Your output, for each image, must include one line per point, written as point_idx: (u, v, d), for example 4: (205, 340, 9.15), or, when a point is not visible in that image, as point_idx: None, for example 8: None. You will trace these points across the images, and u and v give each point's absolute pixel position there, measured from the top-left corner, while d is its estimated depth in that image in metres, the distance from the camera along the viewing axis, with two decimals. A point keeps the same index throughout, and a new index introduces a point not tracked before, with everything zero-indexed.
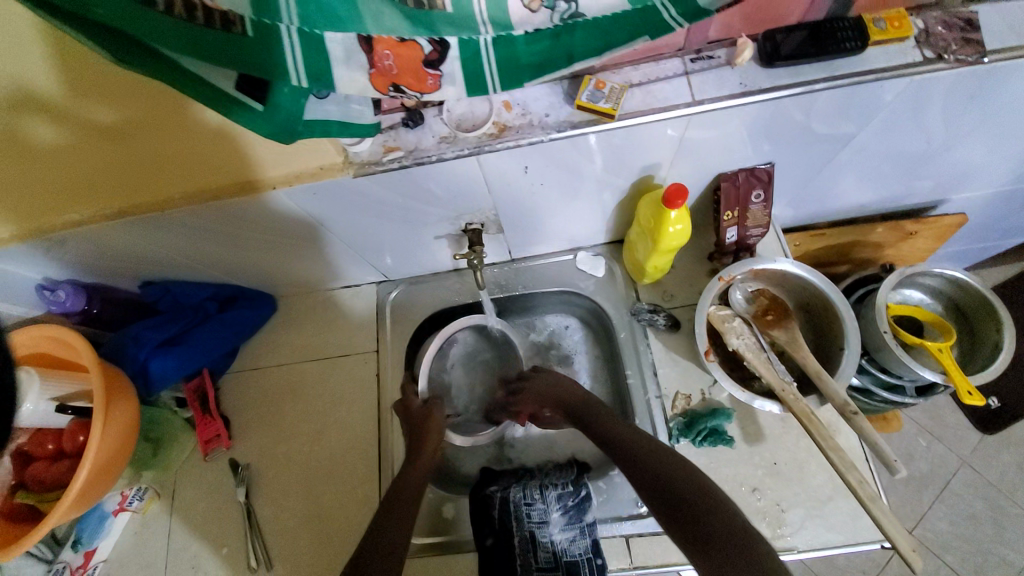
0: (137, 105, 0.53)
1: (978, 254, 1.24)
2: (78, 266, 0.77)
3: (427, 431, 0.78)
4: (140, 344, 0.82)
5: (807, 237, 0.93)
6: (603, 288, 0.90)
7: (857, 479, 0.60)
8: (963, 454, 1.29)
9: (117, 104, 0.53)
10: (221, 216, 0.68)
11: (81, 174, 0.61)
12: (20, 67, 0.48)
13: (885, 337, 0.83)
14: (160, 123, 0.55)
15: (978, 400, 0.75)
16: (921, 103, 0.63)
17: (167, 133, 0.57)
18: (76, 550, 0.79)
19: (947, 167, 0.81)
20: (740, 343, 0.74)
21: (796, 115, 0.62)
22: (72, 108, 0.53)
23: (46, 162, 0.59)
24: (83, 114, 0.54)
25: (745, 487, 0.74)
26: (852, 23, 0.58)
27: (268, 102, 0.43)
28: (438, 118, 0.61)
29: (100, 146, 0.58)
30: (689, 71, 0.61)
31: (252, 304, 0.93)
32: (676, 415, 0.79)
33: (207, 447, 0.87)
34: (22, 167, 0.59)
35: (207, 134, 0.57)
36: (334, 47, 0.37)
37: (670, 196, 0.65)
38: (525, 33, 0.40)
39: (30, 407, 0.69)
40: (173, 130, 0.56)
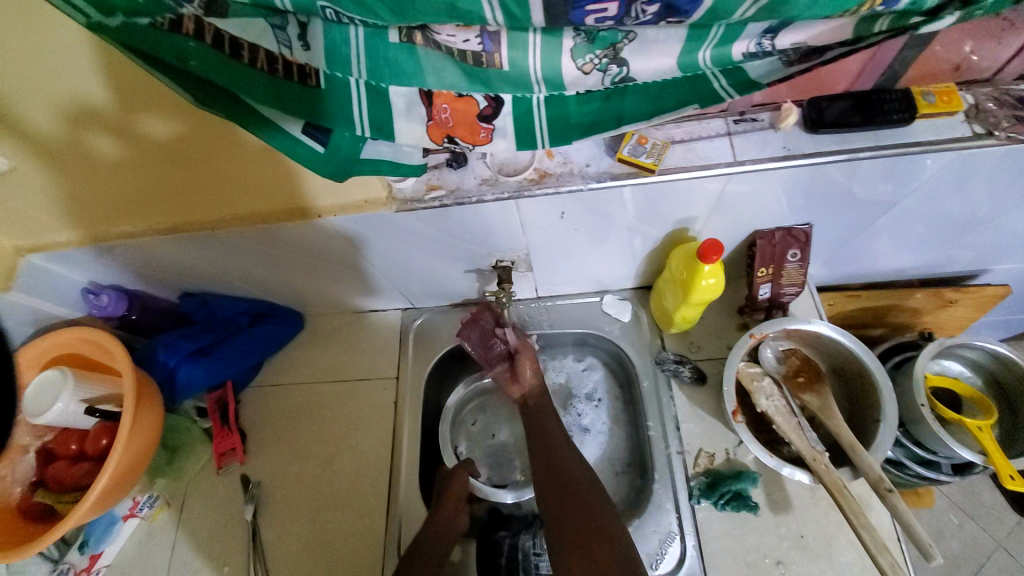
0: (190, 125, 0.55)
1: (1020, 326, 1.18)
2: (125, 273, 0.81)
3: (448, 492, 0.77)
4: (171, 352, 0.85)
5: (843, 297, 0.91)
6: (628, 333, 0.89)
7: (889, 561, 0.57)
8: (998, 536, 1.19)
9: (170, 122, 0.55)
10: (267, 237, 0.71)
11: (138, 188, 0.65)
12: (80, 86, 0.51)
13: (922, 410, 0.79)
14: (210, 142, 0.57)
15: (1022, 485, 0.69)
16: (968, 174, 0.62)
17: (219, 154, 0.59)
18: (82, 552, 0.80)
19: (993, 238, 0.79)
20: (769, 405, 0.72)
21: (838, 179, 0.62)
22: (129, 125, 0.55)
23: (108, 173, 0.62)
24: (139, 130, 0.56)
25: (768, 559, 0.70)
26: (900, 95, 0.58)
27: (328, 144, 0.46)
28: (481, 161, 0.63)
29: (158, 163, 0.61)
30: (732, 131, 0.61)
31: (281, 321, 0.95)
32: (698, 474, 0.76)
33: (221, 460, 0.88)
34: (86, 176, 0.62)
35: (258, 157, 0.60)
36: (396, 99, 0.40)
37: (704, 250, 0.65)
38: (576, 95, 0.42)
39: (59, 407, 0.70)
40: (226, 152, 0.59)
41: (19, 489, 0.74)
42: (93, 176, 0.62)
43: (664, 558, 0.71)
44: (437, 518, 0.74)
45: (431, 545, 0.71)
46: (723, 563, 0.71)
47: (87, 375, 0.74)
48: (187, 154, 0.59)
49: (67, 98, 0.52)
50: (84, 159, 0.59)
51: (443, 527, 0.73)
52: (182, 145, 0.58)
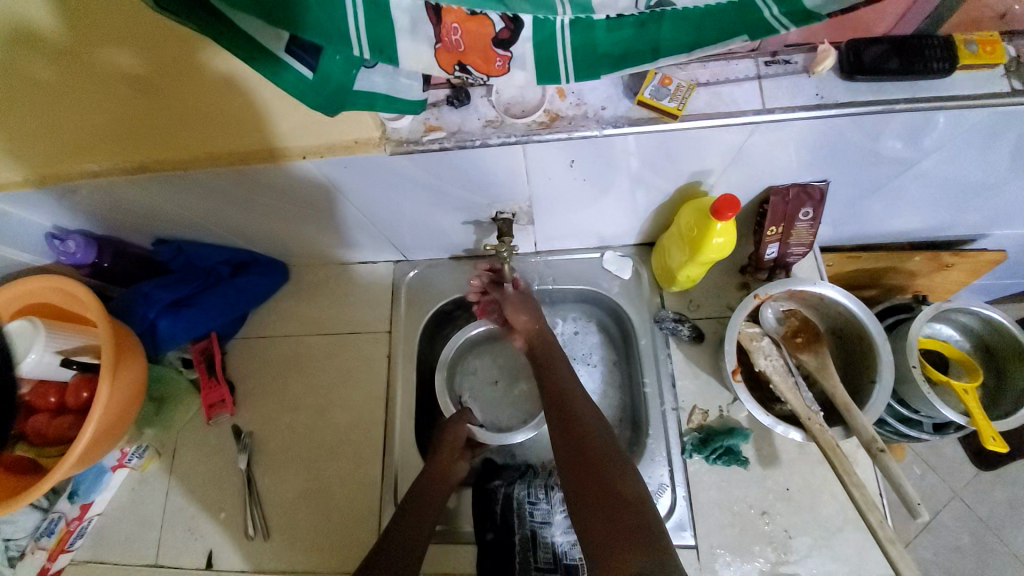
0: (151, 41, 0.51)
1: (1005, 290, 1.21)
2: (90, 218, 0.74)
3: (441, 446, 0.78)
4: (149, 303, 0.81)
5: (844, 258, 0.89)
6: (628, 290, 0.87)
7: (877, 518, 0.58)
8: (956, 486, 1.28)
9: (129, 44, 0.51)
10: (242, 177, 0.64)
11: (93, 128, 0.59)
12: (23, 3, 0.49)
13: (913, 371, 0.80)
14: (176, 68, 0.53)
15: (1001, 447, 0.72)
16: (997, 133, 0.59)
17: (176, 80, 0.54)
18: (74, 502, 0.78)
19: (1004, 202, 0.77)
20: (768, 364, 0.72)
21: (864, 134, 0.58)
22: (86, 44, 0.51)
23: (61, 111, 0.57)
24: (95, 54, 0.52)
25: (754, 510, 0.73)
26: (941, 41, 0.53)
27: (318, 70, 0.40)
28: (485, 99, 0.57)
29: (110, 94, 0.56)
30: (761, 75, 0.56)
31: (266, 271, 0.90)
32: (691, 430, 0.77)
33: (210, 412, 0.86)
34: (37, 113, 0.57)
35: (219, 84, 0.54)
36: (400, 16, 0.34)
37: (719, 205, 0.61)
38: (608, 19, 0.36)
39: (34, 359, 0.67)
40: (184, 78, 0.54)
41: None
42: (45, 108, 0.57)
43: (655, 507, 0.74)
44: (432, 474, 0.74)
45: (429, 498, 0.72)
46: (710, 513, 0.73)
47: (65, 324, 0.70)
48: (152, 84, 0.54)
49: (16, 22, 0.50)
50: (37, 93, 0.55)
51: (437, 484, 0.74)
52: (146, 71, 0.53)
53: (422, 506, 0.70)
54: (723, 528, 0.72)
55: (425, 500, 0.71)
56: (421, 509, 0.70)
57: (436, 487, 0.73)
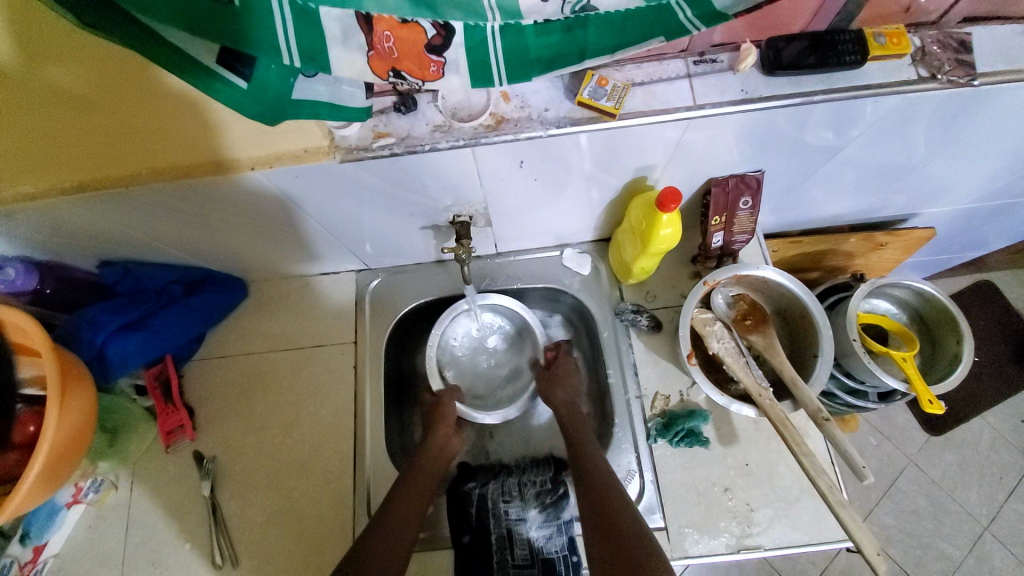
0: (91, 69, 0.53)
1: (937, 266, 1.30)
2: (25, 244, 0.70)
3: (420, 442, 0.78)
4: (96, 328, 0.77)
5: (787, 243, 0.95)
6: (588, 285, 0.89)
7: (827, 484, 0.62)
8: (909, 452, 1.37)
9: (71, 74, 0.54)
10: (191, 194, 0.62)
11: (36, 150, 0.58)
12: None
13: (854, 345, 0.86)
14: (115, 91, 0.55)
15: (937, 409, 0.78)
16: (908, 118, 0.64)
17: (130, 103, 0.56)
18: (25, 545, 0.73)
19: (923, 183, 0.84)
20: (720, 347, 0.76)
21: (789, 125, 0.63)
22: (28, 74, 0.54)
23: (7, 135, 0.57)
24: (35, 83, 0.55)
25: (718, 487, 0.76)
26: (854, 36, 0.58)
27: (252, 79, 0.40)
28: (432, 105, 0.59)
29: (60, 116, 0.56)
30: (691, 73, 0.60)
31: (223, 289, 0.88)
32: (655, 415, 0.80)
33: (168, 439, 0.82)
34: None
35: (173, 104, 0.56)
36: (330, 24, 0.34)
37: (664, 198, 0.65)
38: (535, 24, 0.38)
39: None
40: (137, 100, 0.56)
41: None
42: None
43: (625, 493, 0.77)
44: (410, 482, 0.73)
45: (410, 502, 0.70)
46: (678, 494, 0.76)
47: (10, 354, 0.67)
48: (101, 104, 0.56)
49: None
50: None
51: (416, 489, 0.72)
52: (94, 93, 0.55)
53: (402, 506, 0.69)
54: (691, 508, 0.75)
55: (407, 500, 0.70)
56: (405, 509, 0.69)
57: (417, 493, 0.72)
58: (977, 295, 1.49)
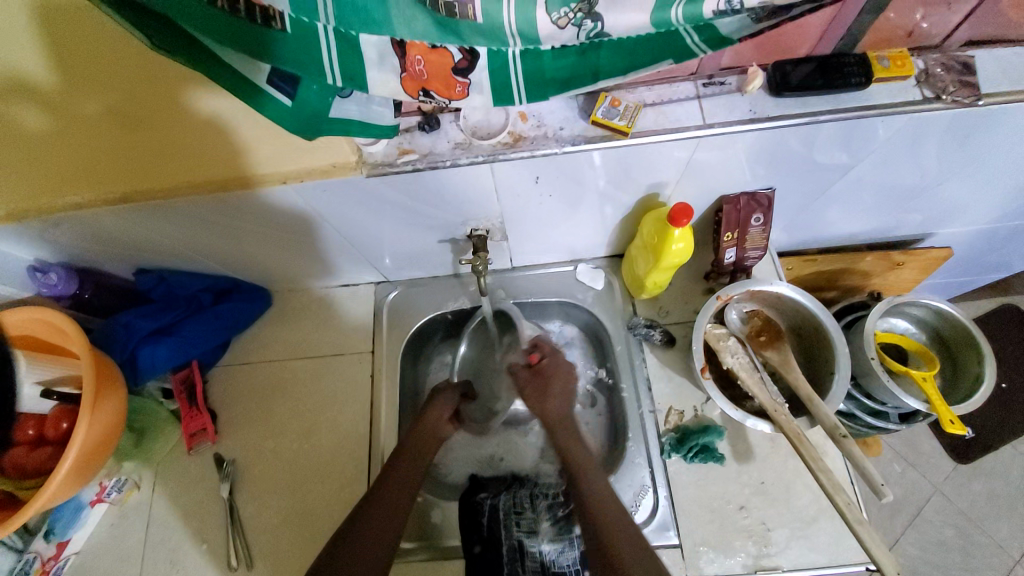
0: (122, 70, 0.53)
1: (958, 288, 1.29)
2: (74, 250, 0.75)
3: (421, 447, 0.78)
4: (129, 333, 0.81)
5: (800, 262, 0.95)
6: (601, 300, 0.91)
7: (844, 501, 0.61)
8: (936, 482, 1.32)
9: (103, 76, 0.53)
10: (222, 206, 0.67)
11: (76, 163, 0.62)
12: (15, 55, 0.51)
13: (872, 363, 0.85)
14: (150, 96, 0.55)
15: (960, 430, 0.76)
16: (918, 138, 0.65)
17: (158, 120, 0.58)
18: (49, 541, 0.75)
19: (936, 203, 0.84)
20: (735, 361, 0.76)
21: (798, 144, 0.64)
22: (53, 96, 0.55)
23: (43, 152, 0.61)
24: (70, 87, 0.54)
25: (733, 505, 0.75)
26: (858, 59, 0.60)
27: (297, 98, 0.44)
28: (454, 124, 0.62)
29: (92, 133, 0.59)
30: (700, 95, 0.62)
31: (248, 298, 0.92)
32: (668, 430, 0.80)
33: (191, 441, 0.85)
34: (20, 151, 0.60)
35: (198, 123, 0.58)
36: (368, 49, 0.38)
37: (675, 213, 0.67)
38: (552, 49, 0.41)
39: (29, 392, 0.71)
40: (166, 118, 0.58)
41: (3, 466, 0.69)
42: (27, 153, 0.61)
43: (638, 509, 0.76)
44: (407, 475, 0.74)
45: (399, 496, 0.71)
46: (691, 511, 0.75)
47: (47, 355, 0.71)
48: (130, 120, 0.58)
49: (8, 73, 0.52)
50: (19, 131, 0.58)
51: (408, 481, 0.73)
52: (123, 109, 0.57)
53: (397, 503, 0.71)
54: (705, 525, 0.74)
55: (399, 498, 0.71)
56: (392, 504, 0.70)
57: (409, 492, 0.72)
58: (1003, 318, 1.46)
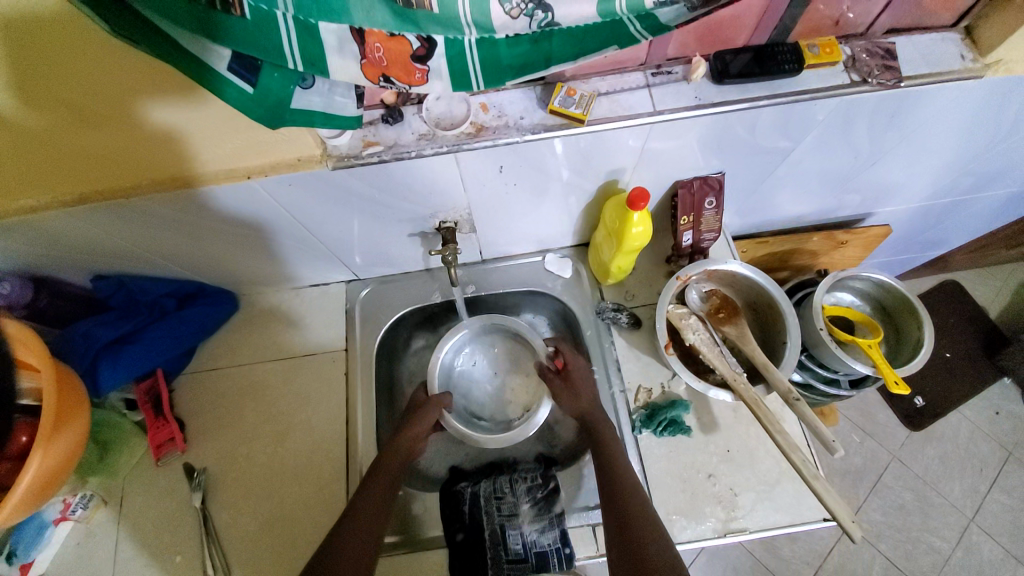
0: (82, 76, 0.49)
1: (900, 265, 1.38)
2: (21, 259, 0.72)
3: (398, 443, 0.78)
4: (89, 342, 0.78)
5: (754, 244, 1.01)
6: (570, 288, 0.94)
7: (800, 458, 0.66)
8: (892, 448, 1.41)
9: (61, 83, 0.50)
10: (186, 205, 0.66)
11: (30, 170, 0.59)
12: None
13: (822, 334, 0.91)
14: (111, 99, 0.52)
15: (904, 390, 0.83)
16: (849, 120, 0.71)
17: (120, 127, 0.56)
18: (11, 563, 0.74)
19: (872, 182, 0.91)
20: (696, 338, 0.81)
21: (744, 128, 0.69)
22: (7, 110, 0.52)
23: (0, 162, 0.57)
24: (25, 101, 0.51)
25: (702, 474, 0.79)
26: (790, 48, 0.65)
27: (258, 85, 0.44)
28: (417, 116, 0.64)
29: (44, 140, 0.56)
30: (650, 83, 0.66)
31: (213, 302, 0.90)
32: (638, 408, 0.83)
33: (159, 452, 0.83)
34: None
35: (164, 127, 0.57)
36: (327, 37, 0.39)
37: (633, 198, 0.70)
38: (506, 37, 0.44)
39: None
40: (128, 124, 0.56)
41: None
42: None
43: None
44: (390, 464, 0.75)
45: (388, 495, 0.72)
46: (664, 483, 0.79)
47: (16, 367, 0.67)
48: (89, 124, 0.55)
49: None
50: None
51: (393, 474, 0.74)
52: (78, 118, 0.54)
53: (371, 495, 0.72)
54: (677, 496, 0.78)
55: (374, 490, 0.72)
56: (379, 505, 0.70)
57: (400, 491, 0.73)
58: (943, 293, 1.58)
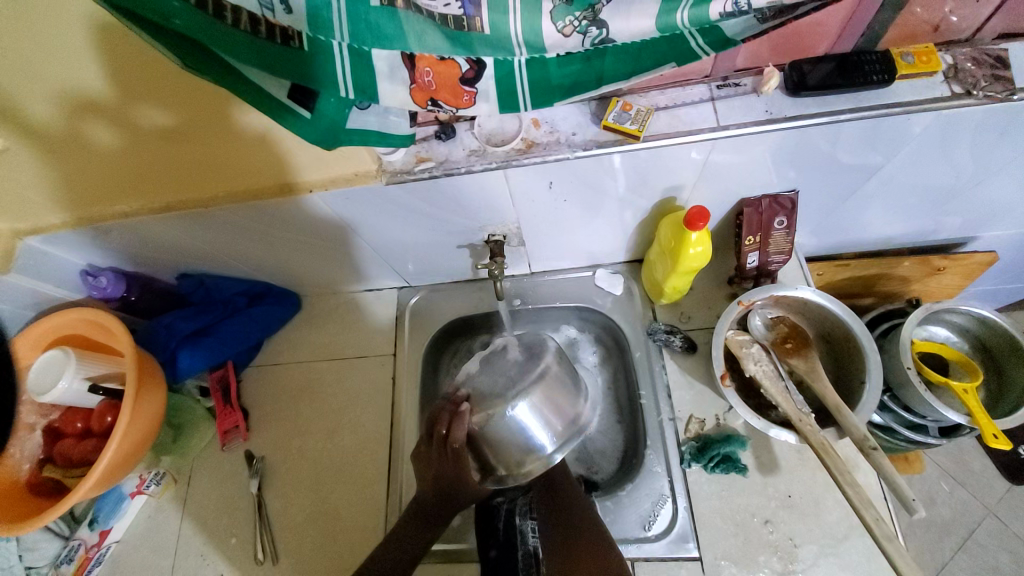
0: (183, 97, 0.55)
1: (1011, 295, 1.20)
2: (117, 256, 0.81)
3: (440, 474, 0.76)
4: (171, 333, 0.87)
5: (831, 267, 0.92)
6: (621, 305, 0.90)
7: (873, 516, 0.58)
8: (989, 503, 1.22)
9: (164, 102, 0.56)
10: (257, 215, 0.72)
11: (133, 175, 0.66)
12: (83, 78, 0.53)
13: (908, 373, 0.80)
14: (199, 123, 0.58)
15: (1004, 445, 0.70)
16: (950, 136, 0.62)
17: (205, 138, 0.61)
18: (92, 529, 0.82)
19: (978, 203, 0.79)
20: (757, 369, 0.74)
21: (822, 144, 0.63)
22: (113, 115, 0.57)
23: (105, 163, 0.64)
24: (127, 110, 0.57)
25: (757, 518, 0.73)
26: (880, 56, 0.58)
27: (315, 110, 0.46)
28: (469, 132, 0.64)
29: (145, 149, 0.63)
30: (714, 97, 0.62)
31: (279, 302, 0.96)
32: (688, 439, 0.78)
33: (224, 438, 0.90)
34: (87, 165, 0.64)
35: (244, 141, 0.61)
36: (379, 63, 0.40)
37: (691, 217, 0.66)
38: (557, 57, 0.44)
39: (65, 385, 0.73)
40: (215, 138, 0.61)
41: (27, 466, 0.76)
42: (99, 167, 0.65)
43: (656, 518, 0.75)
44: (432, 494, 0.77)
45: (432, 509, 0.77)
46: (713, 523, 0.73)
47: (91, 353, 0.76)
48: (178, 136, 0.61)
49: (72, 91, 0.54)
50: (85, 151, 0.62)
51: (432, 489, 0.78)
52: (171, 128, 0.59)
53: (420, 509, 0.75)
54: (727, 539, 0.72)
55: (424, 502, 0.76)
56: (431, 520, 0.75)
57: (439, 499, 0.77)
58: None
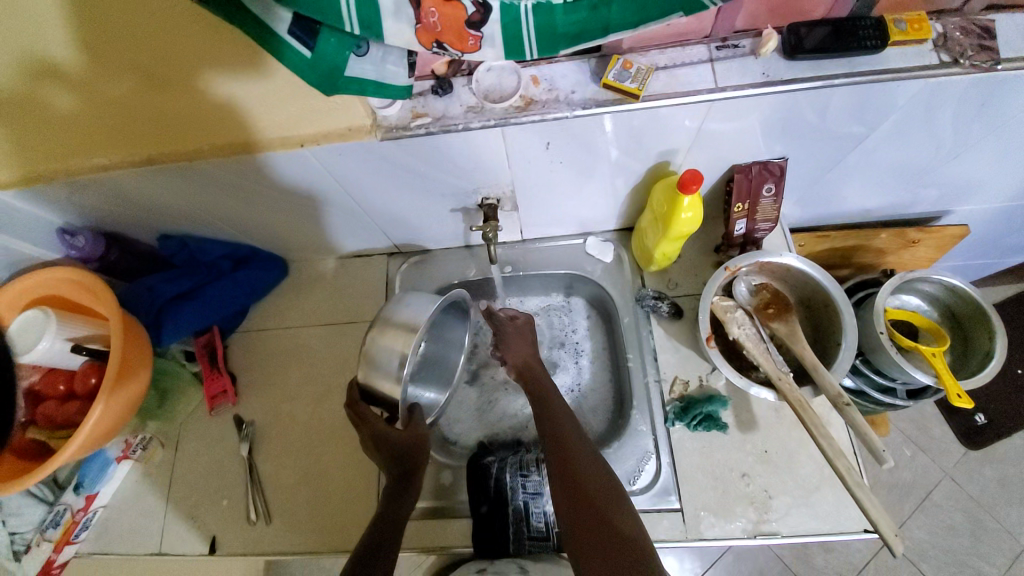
0: (147, 45, 0.57)
1: (979, 270, 1.26)
2: (94, 214, 0.78)
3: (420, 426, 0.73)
4: (154, 296, 0.85)
5: (813, 237, 0.94)
6: (610, 273, 0.91)
7: (845, 466, 0.62)
8: (946, 466, 1.31)
9: (125, 53, 0.58)
10: (233, 173, 0.69)
11: (91, 144, 0.66)
12: (53, 37, 0.57)
13: (881, 337, 0.84)
14: (162, 83, 0.60)
15: (967, 403, 0.76)
16: (934, 105, 0.64)
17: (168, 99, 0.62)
18: (79, 493, 0.81)
19: (954, 176, 0.82)
20: (741, 333, 0.76)
21: (810, 113, 0.64)
22: (75, 78, 0.60)
23: (66, 133, 0.65)
24: (90, 70, 0.59)
25: (736, 473, 0.77)
26: (874, 22, 0.59)
27: (315, 50, 0.46)
28: (466, 88, 0.63)
29: (106, 116, 0.63)
30: (714, 58, 0.62)
31: (266, 266, 0.94)
32: (673, 400, 0.81)
33: (213, 402, 0.89)
34: (47, 132, 0.65)
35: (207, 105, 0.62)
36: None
37: (684, 181, 0.67)
38: (564, 3, 0.43)
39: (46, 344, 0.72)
40: (177, 100, 0.62)
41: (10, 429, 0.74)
42: (59, 134, 0.65)
43: (641, 474, 0.78)
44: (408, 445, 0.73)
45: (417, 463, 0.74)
46: (694, 478, 0.77)
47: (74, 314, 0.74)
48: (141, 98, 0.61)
49: (38, 52, 0.58)
50: (45, 116, 0.63)
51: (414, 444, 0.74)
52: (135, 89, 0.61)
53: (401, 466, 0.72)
54: (707, 492, 0.76)
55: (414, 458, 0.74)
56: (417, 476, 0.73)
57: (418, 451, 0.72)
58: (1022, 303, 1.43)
